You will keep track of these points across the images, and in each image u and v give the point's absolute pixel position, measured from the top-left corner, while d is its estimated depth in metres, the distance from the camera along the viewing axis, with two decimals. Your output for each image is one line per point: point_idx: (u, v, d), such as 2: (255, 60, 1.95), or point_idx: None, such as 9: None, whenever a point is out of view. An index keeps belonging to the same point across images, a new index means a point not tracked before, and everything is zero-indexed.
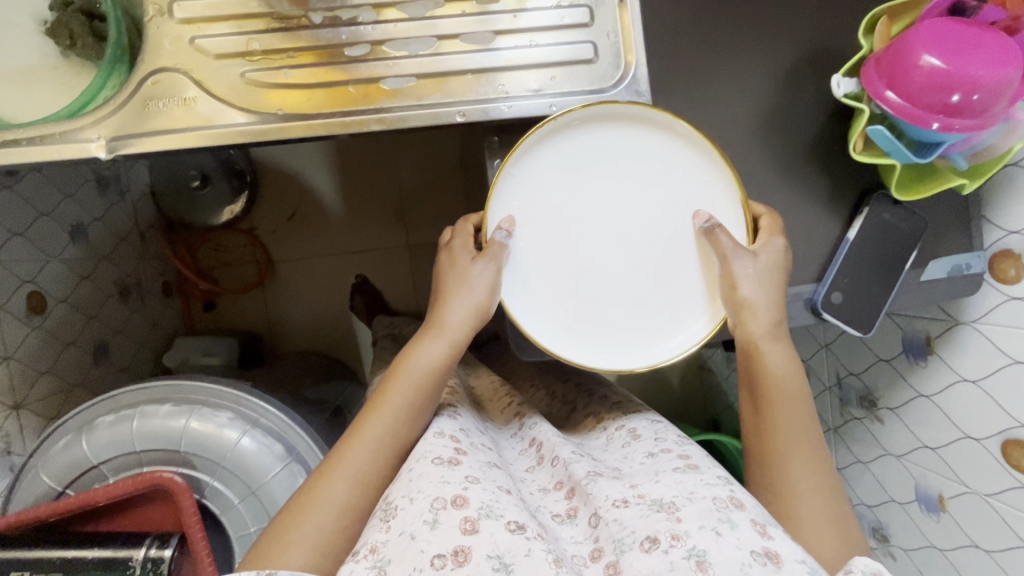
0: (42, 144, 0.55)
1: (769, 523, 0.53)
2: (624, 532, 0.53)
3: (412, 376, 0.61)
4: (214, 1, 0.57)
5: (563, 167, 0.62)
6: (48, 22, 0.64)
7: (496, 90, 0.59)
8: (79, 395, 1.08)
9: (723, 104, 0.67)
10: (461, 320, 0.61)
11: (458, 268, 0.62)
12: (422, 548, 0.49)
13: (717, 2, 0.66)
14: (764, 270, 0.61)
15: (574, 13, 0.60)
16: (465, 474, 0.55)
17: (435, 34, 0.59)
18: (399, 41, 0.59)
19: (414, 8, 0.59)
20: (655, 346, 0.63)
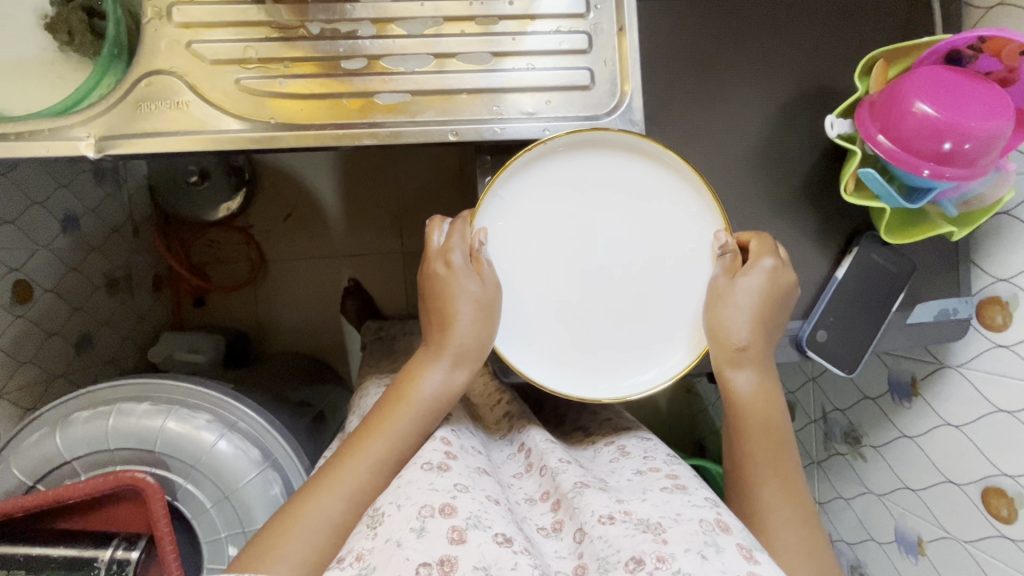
0: (30, 139, 0.54)
1: (756, 547, 0.53)
2: (609, 552, 0.52)
3: (415, 400, 0.59)
4: (213, 7, 0.57)
5: (554, 190, 0.62)
6: (48, 16, 0.64)
7: (491, 111, 0.59)
8: (62, 387, 1.07)
9: (718, 138, 0.67)
10: (468, 341, 0.60)
11: (456, 283, 0.60)
12: (407, 557, 0.48)
13: (717, 35, 0.66)
14: (744, 296, 0.60)
15: (573, 40, 0.60)
16: (454, 482, 0.54)
17: (433, 52, 0.59)
18: (397, 57, 0.59)
19: (413, 25, 0.59)
20: (628, 378, 0.63)
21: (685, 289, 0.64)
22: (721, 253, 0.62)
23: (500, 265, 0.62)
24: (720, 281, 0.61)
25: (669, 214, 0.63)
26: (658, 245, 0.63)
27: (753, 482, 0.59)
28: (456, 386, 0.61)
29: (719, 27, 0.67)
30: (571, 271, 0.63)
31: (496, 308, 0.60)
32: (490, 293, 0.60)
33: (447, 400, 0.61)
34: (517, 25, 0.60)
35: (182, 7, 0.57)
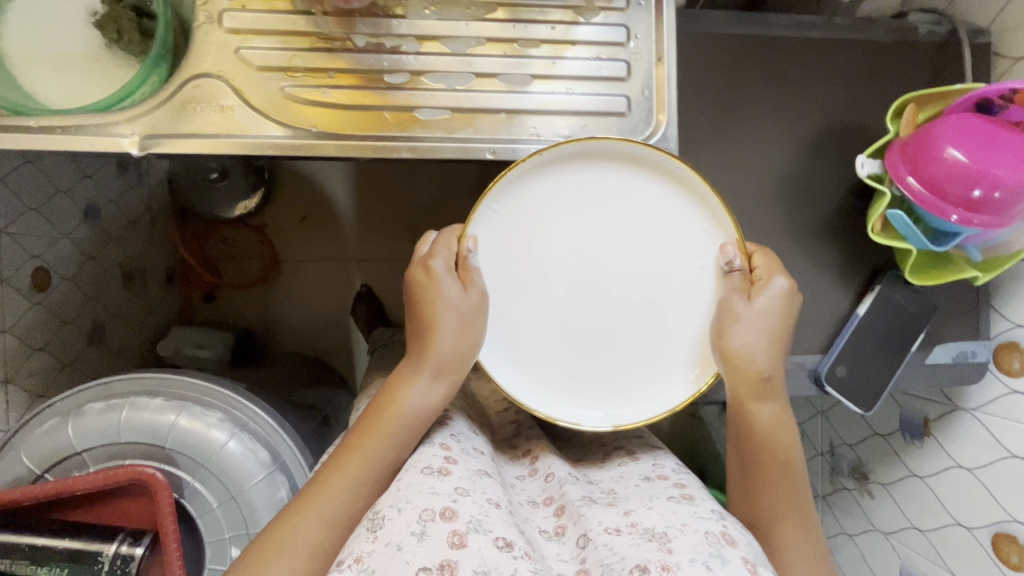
0: (76, 134, 0.55)
1: (762, 562, 0.52)
2: (614, 559, 0.52)
3: (400, 413, 0.59)
4: (262, 14, 0.58)
5: (544, 206, 0.62)
6: (97, 13, 0.65)
7: (527, 132, 0.61)
8: (74, 375, 1.07)
9: (744, 170, 0.68)
10: (451, 352, 0.60)
11: (443, 295, 0.60)
12: (407, 561, 0.47)
13: (750, 70, 0.68)
14: (760, 316, 0.59)
15: (612, 67, 0.61)
16: (454, 485, 0.54)
17: (475, 70, 0.60)
18: (439, 74, 0.60)
19: (456, 43, 0.60)
20: (567, 406, 0.63)
21: (667, 323, 0.64)
22: (729, 271, 0.62)
23: (489, 276, 0.63)
24: (736, 302, 0.60)
25: (663, 239, 0.63)
26: (642, 274, 0.64)
27: (762, 508, 0.59)
28: (434, 402, 0.60)
29: (753, 62, 0.68)
30: (554, 289, 0.64)
31: (478, 323, 0.60)
32: (470, 306, 0.60)
33: (428, 410, 0.60)
34: (558, 50, 0.61)
35: (232, 14, 0.58)
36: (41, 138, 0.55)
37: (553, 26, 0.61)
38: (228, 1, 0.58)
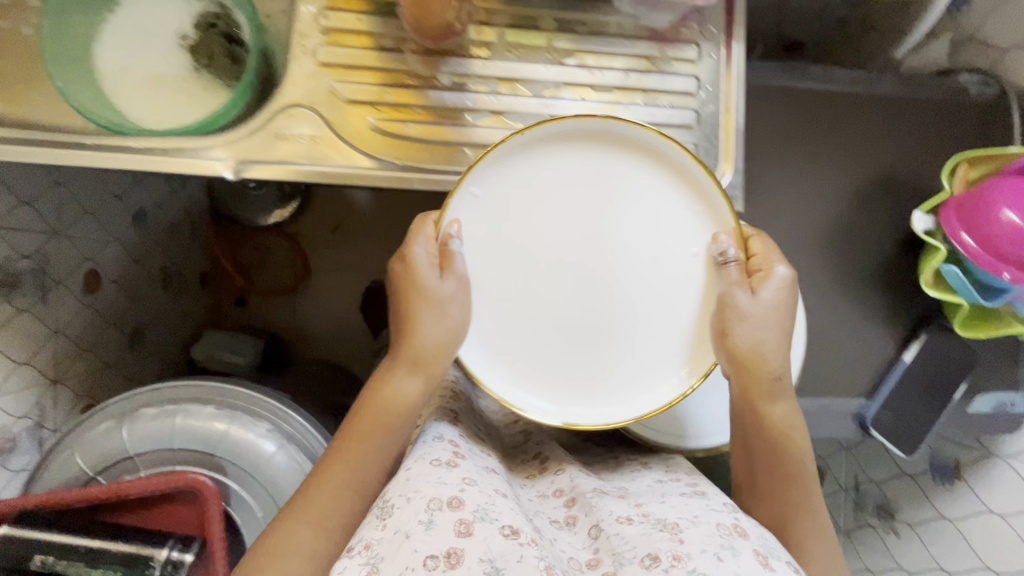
0: (174, 156, 0.58)
1: (774, 556, 0.51)
2: (624, 548, 0.52)
3: (388, 409, 0.61)
4: (354, 51, 0.61)
5: (529, 194, 0.62)
6: (188, 38, 0.68)
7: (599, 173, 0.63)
8: (115, 378, 1.09)
9: (795, 214, 0.71)
10: (426, 342, 0.60)
11: (420, 287, 0.60)
12: (415, 548, 0.48)
13: (806, 123, 0.71)
14: (766, 309, 0.59)
15: (682, 115, 0.64)
16: (462, 477, 0.55)
17: (551, 113, 0.63)
18: (518, 114, 0.62)
19: (536, 85, 0.62)
20: (525, 393, 0.62)
21: (655, 322, 0.63)
22: (723, 262, 0.61)
23: (473, 265, 0.62)
24: (737, 296, 0.59)
25: (648, 235, 0.63)
26: (628, 271, 0.63)
27: None
28: (412, 392, 0.61)
29: (808, 116, 0.71)
30: (540, 282, 0.63)
31: (455, 312, 0.60)
32: (446, 295, 0.60)
33: (404, 401, 0.61)
34: (632, 97, 0.63)
35: (324, 49, 0.60)
36: (142, 160, 0.57)
37: (628, 74, 0.63)
38: (322, 38, 0.61)
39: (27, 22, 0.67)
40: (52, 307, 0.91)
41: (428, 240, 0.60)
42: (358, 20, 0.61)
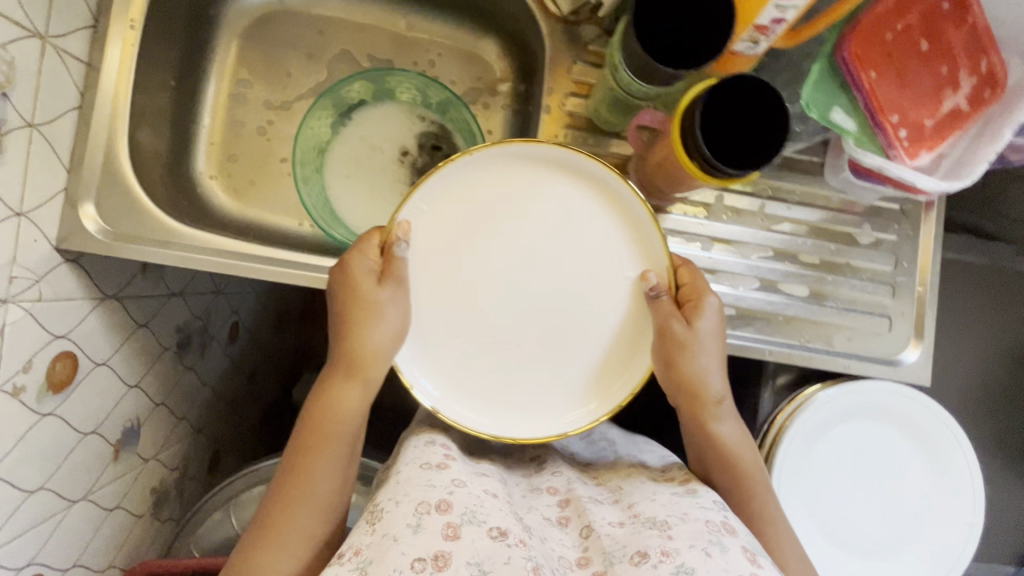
0: None
1: (761, 553, 0.48)
2: (615, 546, 0.49)
3: (324, 424, 0.55)
4: None
5: (477, 202, 0.59)
6: (408, 154, 0.74)
7: (799, 336, 0.66)
8: (239, 424, 1.12)
9: (977, 377, 0.71)
10: (361, 350, 0.56)
11: (356, 291, 0.56)
12: (403, 552, 0.45)
13: (990, 298, 0.73)
14: (709, 338, 0.57)
15: (879, 291, 0.67)
16: (451, 478, 0.52)
17: (757, 275, 0.66)
18: (728, 273, 0.66)
19: (746, 248, 0.66)
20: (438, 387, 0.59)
21: (581, 344, 0.60)
22: (655, 296, 0.58)
23: (416, 271, 0.58)
24: (676, 327, 0.56)
25: (586, 252, 0.60)
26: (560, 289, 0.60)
27: None
28: (355, 402, 0.56)
29: (990, 286, 0.73)
30: (457, 289, 0.60)
31: (392, 318, 0.56)
32: (380, 298, 0.56)
33: (346, 413, 0.55)
34: (835, 267, 0.67)
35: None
36: None
37: (834, 246, 0.67)
38: None
39: (260, 117, 0.73)
40: (207, 359, 0.95)
41: (370, 247, 0.58)
42: None
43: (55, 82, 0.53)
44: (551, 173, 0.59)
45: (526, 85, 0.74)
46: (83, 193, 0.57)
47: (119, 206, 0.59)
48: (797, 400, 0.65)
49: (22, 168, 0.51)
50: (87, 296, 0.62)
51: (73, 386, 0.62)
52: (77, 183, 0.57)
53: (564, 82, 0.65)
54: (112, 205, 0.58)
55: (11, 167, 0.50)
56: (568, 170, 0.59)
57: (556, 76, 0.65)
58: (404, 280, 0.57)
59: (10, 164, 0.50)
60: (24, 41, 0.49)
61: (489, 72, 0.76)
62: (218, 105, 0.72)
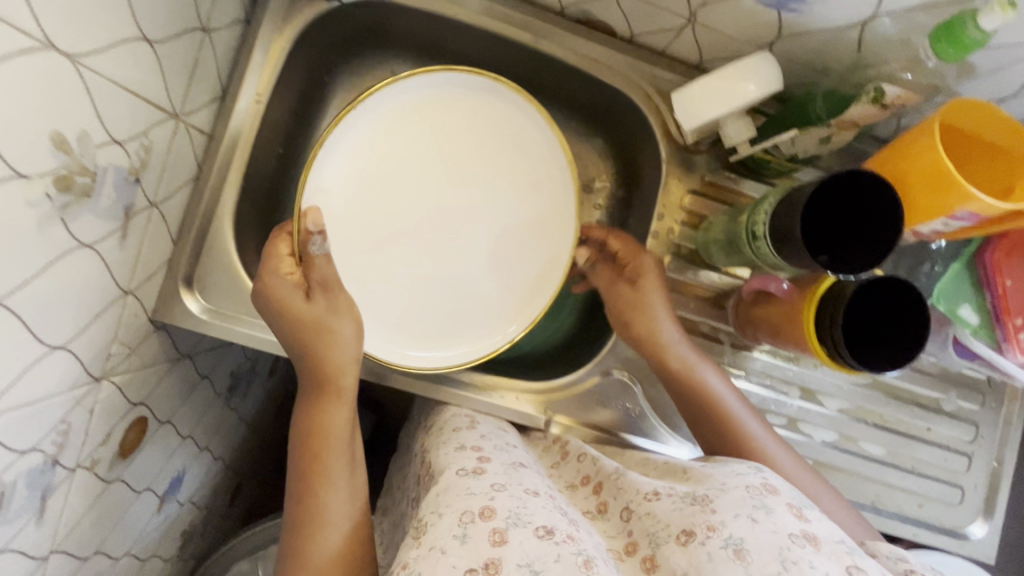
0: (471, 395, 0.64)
1: (807, 505, 0.42)
2: (658, 527, 0.42)
3: (315, 438, 0.52)
4: None
5: (404, 159, 0.61)
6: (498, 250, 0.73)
7: (871, 497, 0.65)
8: (268, 457, 1.09)
9: None
10: (321, 364, 0.53)
11: (294, 315, 0.52)
12: (453, 564, 0.39)
13: None
14: (656, 300, 0.59)
15: (954, 459, 0.66)
16: (490, 483, 0.47)
17: (837, 429, 0.65)
18: (810, 423, 0.65)
19: (833, 400, 0.65)
20: (393, 342, 0.61)
21: (512, 273, 0.64)
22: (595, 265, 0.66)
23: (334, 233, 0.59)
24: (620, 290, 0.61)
25: (513, 184, 0.64)
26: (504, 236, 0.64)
27: None
28: (343, 418, 0.53)
29: None
30: (395, 230, 0.61)
31: (346, 322, 0.53)
32: (322, 313, 0.53)
33: (332, 431, 0.53)
34: (918, 432, 0.66)
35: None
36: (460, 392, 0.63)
37: (918, 410, 0.66)
38: None
39: None
40: (248, 396, 0.93)
41: (284, 260, 0.53)
42: (689, 305, 0.65)
43: (178, 160, 0.52)
44: (469, 116, 0.61)
45: (627, 192, 0.73)
46: (186, 267, 0.56)
47: (219, 284, 0.58)
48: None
49: (138, 250, 0.50)
50: (163, 362, 0.61)
51: (138, 449, 0.61)
52: (181, 257, 0.56)
53: (675, 210, 0.65)
54: (212, 281, 0.58)
55: (128, 251, 0.49)
56: (497, 103, 0.61)
57: (667, 202, 0.65)
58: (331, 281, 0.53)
59: (128, 248, 0.48)
60: (161, 123, 0.48)
61: (589, 170, 0.74)
62: None
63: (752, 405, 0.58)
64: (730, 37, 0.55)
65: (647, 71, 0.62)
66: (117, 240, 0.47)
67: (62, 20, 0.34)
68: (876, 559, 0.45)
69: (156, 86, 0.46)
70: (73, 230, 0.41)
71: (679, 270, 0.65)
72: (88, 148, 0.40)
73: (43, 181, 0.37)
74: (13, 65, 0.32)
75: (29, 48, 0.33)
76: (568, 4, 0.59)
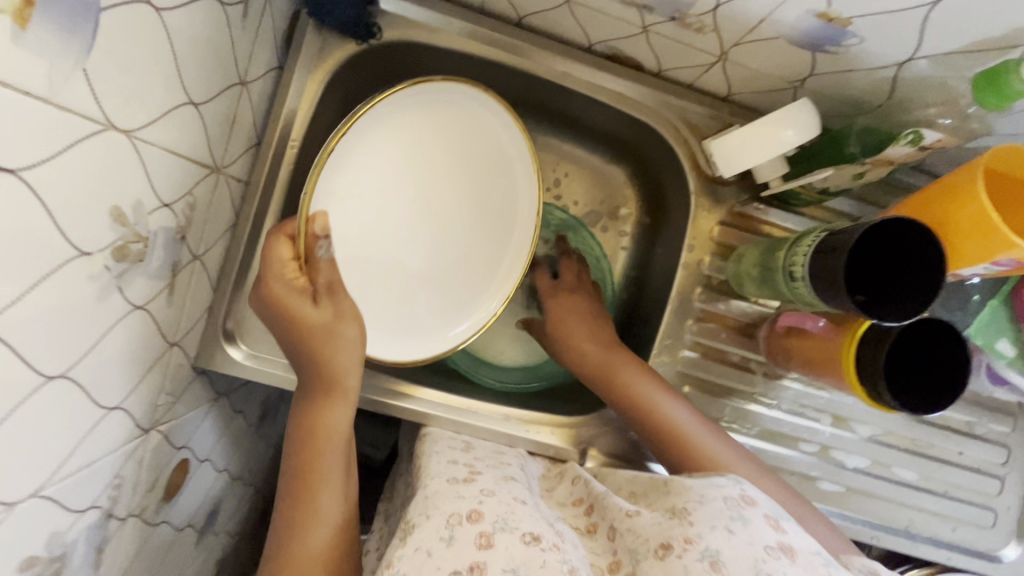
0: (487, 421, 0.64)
1: (785, 517, 0.44)
2: (638, 541, 0.43)
3: (314, 438, 0.53)
4: (703, 364, 0.65)
5: (382, 160, 0.58)
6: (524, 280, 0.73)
7: (904, 521, 0.66)
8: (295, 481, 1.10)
9: None
10: (327, 369, 0.53)
11: (301, 320, 0.52)
12: (438, 565, 0.41)
13: None
14: (579, 330, 0.65)
15: (988, 483, 0.66)
16: (480, 488, 0.48)
17: (870, 455, 0.66)
18: (843, 450, 0.65)
19: (865, 427, 0.66)
20: (388, 341, 0.60)
21: (490, 254, 0.64)
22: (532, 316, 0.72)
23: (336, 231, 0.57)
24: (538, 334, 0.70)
25: (483, 173, 0.62)
26: (498, 231, 0.64)
27: None
28: (343, 419, 0.54)
29: None
30: (387, 223, 0.60)
31: (351, 325, 0.53)
32: (328, 320, 0.53)
33: (333, 431, 0.53)
34: (950, 456, 0.66)
35: (697, 359, 0.65)
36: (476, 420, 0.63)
37: (951, 434, 0.66)
38: (688, 345, 0.65)
39: None
40: (277, 423, 0.94)
41: (290, 268, 0.52)
42: (720, 335, 0.65)
43: (218, 210, 0.53)
44: (438, 112, 0.59)
45: (653, 220, 0.73)
46: (226, 314, 0.57)
47: (259, 330, 0.59)
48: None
49: (182, 303, 0.51)
50: (203, 404, 0.62)
51: (180, 489, 0.61)
52: (221, 304, 0.57)
53: (705, 242, 0.65)
54: (252, 330, 0.59)
55: (174, 306, 0.49)
56: (457, 102, 0.59)
57: (697, 234, 0.65)
58: (338, 283, 0.54)
59: (174, 302, 0.49)
60: (204, 178, 0.48)
61: (615, 199, 0.75)
62: None
63: (715, 424, 0.58)
64: (762, 74, 0.55)
65: (676, 105, 0.62)
66: (165, 296, 0.47)
67: (122, 99, 0.35)
68: (851, 571, 0.47)
69: (200, 145, 0.46)
70: (127, 295, 0.42)
71: (711, 302, 0.65)
72: (141, 216, 0.41)
73: (104, 254, 0.38)
74: (80, 149, 0.33)
75: (92, 132, 0.33)
76: (596, 41, 0.59)
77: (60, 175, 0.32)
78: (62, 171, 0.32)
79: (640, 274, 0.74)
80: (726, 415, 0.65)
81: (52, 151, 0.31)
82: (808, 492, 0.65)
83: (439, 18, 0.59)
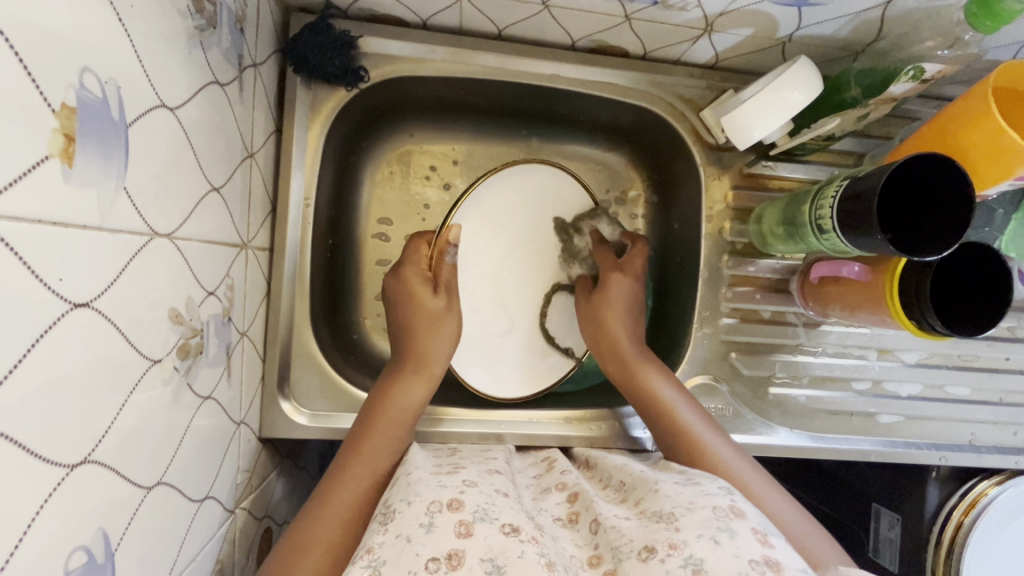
0: (530, 427, 0.63)
1: (774, 533, 0.41)
2: (622, 540, 0.41)
3: (390, 412, 0.54)
4: (746, 326, 0.66)
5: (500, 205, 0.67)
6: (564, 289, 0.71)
7: (966, 436, 0.68)
8: None
9: None
10: (422, 351, 0.58)
11: (416, 301, 0.60)
12: (416, 553, 0.39)
13: None
14: (624, 313, 0.62)
15: None
16: (462, 479, 0.47)
17: (922, 381, 0.66)
18: (895, 381, 0.66)
19: (912, 354, 0.66)
20: (479, 376, 0.67)
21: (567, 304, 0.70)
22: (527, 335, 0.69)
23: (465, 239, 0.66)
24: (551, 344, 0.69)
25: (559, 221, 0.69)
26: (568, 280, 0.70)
27: None
28: (419, 399, 0.56)
29: None
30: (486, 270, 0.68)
31: (451, 324, 0.60)
32: (439, 309, 0.60)
33: (407, 406, 0.55)
34: (998, 364, 0.66)
35: (736, 325, 0.66)
36: (518, 426, 0.63)
37: (992, 344, 0.66)
38: (727, 313, 0.66)
39: None
40: None
41: (422, 258, 0.63)
42: (755, 297, 0.66)
43: (252, 284, 0.53)
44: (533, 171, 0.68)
45: (661, 197, 0.74)
46: (278, 379, 0.57)
47: (310, 386, 0.59)
48: (975, 500, 0.64)
49: (240, 381, 0.51)
50: (273, 467, 0.63)
51: None
52: (272, 371, 0.57)
53: (722, 209, 0.66)
54: (304, 387, 0.59)
55: (234, 387, 0.50)
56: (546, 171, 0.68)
57: (712, 204, 0.66)
58: (453, 285, 0.63)
59: (233, 383, 0.50)
60: (235, 256, 0.49)
61: (623, 183, 0.76)
62: (365, 246, 0.71)
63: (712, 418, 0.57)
64: (747, 37, 0.56)
65: (668, 82, 0.63)
66: (226, 379, 0.48)
67: (158, 207, 0.35)
68: None
69: (227, 227, 0.47)
70: (196, 389, 0.42)
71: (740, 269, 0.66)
72: (194, 310, 0.41)
73: (170, 356, 0.38)
74: (134, 266, 0.33)
75: (141, 244, 0.34)
76: (579, 37, 0.59)
77: (123, 294, 0.32)
78: (124, 292, 0.32)
79: (660, 250, 0.75)
80: (777, 371, 0.66)
81: (116, 273, 0.31)
82: (869, 427, 0.66)
83: (420, 47, 0.59)
